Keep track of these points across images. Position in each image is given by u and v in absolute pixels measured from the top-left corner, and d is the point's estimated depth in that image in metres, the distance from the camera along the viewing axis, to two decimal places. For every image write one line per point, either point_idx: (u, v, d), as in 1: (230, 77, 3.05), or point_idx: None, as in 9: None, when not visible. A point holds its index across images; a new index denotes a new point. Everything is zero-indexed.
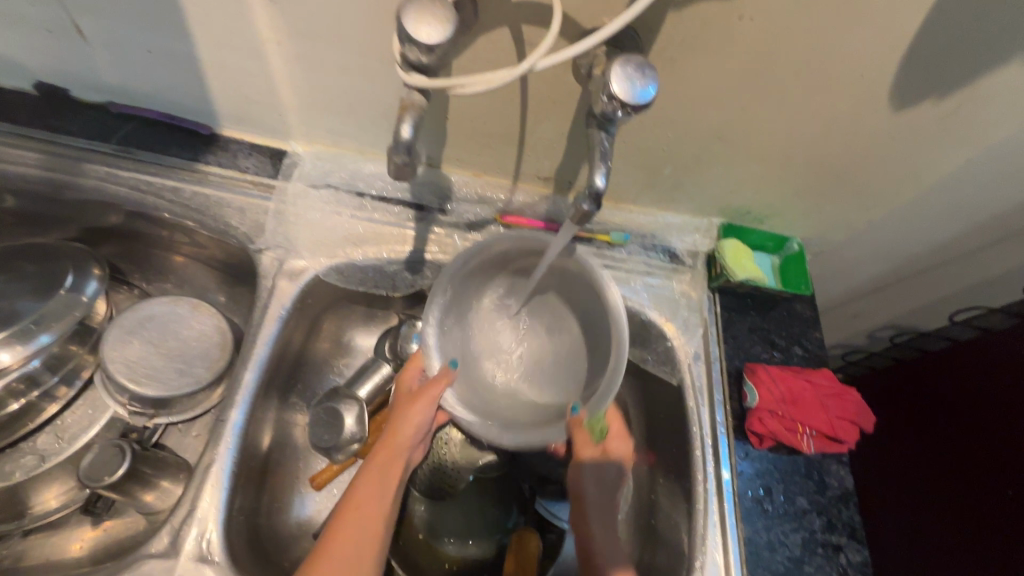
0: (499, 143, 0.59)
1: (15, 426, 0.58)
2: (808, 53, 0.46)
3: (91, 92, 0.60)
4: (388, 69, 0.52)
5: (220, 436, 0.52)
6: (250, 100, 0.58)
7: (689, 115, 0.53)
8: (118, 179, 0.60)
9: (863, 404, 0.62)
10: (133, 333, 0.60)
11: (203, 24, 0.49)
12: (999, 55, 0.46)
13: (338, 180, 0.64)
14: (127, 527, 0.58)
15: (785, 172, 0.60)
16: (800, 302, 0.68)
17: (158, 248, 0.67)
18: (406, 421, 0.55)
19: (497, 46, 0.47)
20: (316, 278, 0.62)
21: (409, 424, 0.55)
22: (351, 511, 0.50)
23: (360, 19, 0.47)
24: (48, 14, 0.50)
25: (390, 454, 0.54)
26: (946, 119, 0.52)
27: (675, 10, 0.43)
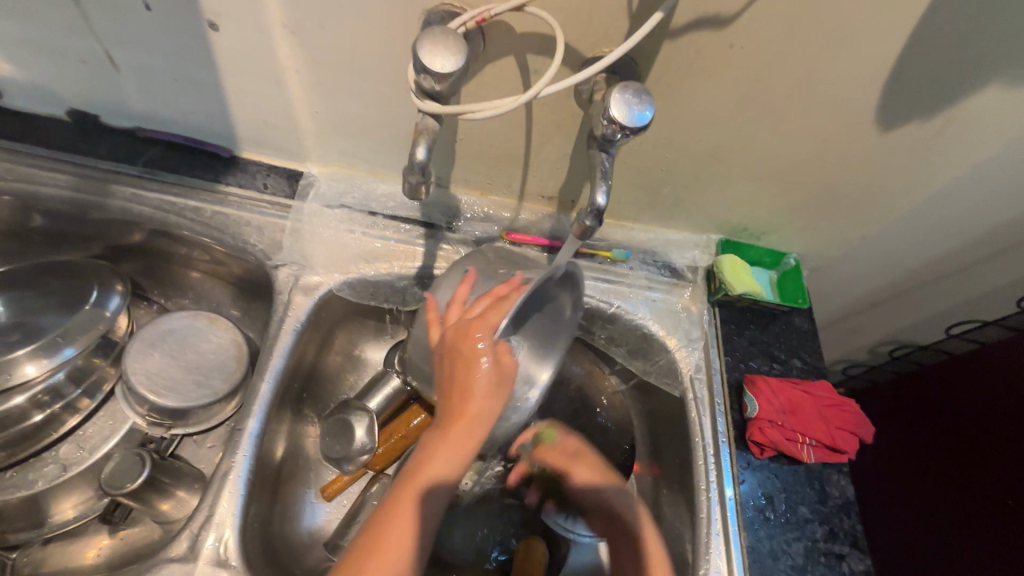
0: (505, 164, 0.62)
1: (37, 437, 0.60)
2: (795, 79, 0.49)
3: (121, 118, 0.64)
4: (402, 96, 0.55)
5: (237, 444, 0.54)
6: (270, 125, 0.62)
7: (686, 138, 0.56)
8: (143, 200, 0.63)
9: (861, 415, 0.63)
10: (154, 345, 0.62)
11: (229, 56, 0.53)
12: (975, 80, 0.49)
13: (351, 201, 0.67)
14: (142, 536, 0.59)
15: (779, 190, 0.63)
16: (798, 316, 0.70)
17: (178, 264, 0.70)
18: (487, 404, 0.48)
19: (503, 74, 0.50)
20: (329, 293, 0.64)
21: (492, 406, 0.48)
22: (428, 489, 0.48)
23: (377, 50, 0.50)
24: (85, 47, 0.54)
25: (469, 433, 0.48)
26: (930, 140, 0.55)
27: (671, 40, 0.46)
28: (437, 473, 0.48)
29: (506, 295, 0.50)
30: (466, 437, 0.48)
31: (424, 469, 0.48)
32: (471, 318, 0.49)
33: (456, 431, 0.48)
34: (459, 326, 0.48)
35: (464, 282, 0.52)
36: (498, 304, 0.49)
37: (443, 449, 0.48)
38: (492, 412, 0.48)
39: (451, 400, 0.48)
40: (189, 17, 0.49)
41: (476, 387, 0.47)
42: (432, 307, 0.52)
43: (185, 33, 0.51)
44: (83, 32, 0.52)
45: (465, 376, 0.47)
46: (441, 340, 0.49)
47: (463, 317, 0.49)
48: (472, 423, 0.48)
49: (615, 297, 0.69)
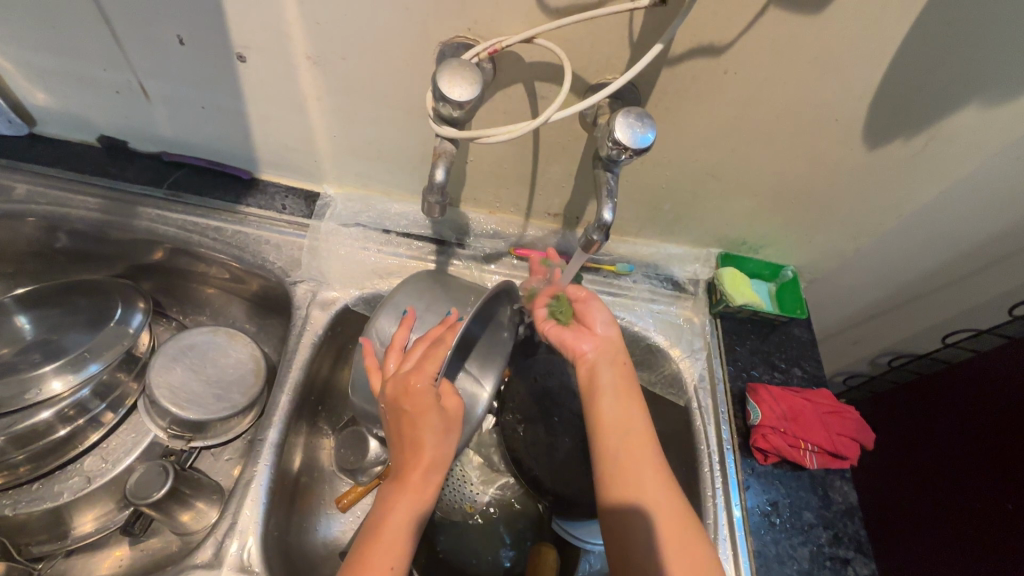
0: (513, 183, 0.65)
1: (63, 450, 0.62)
2: (786, 103, 0.53)
3: (149, 143, 0.67)
4: (417, 121, 0.58)
5: (258, 454, 0.56)
6: (289, 149, 0.65)
7: (685, 158, 0.60)
8: (168, 220, 0.66)
9: (862, 421, 0.65)
10: (176, 360, 0.64)
11: (255, 85, 0.56)
12: (955, 102, 0.52)
13: (366, 219, 0.70)
14: (162, 547, 0.61)
15: (775, 206, 0.66)
16: (797, 326, 0.73)
17: (196, 281, 0.72)
18: (439, 448, 0.50)
19: (513, 99, 0.54)
20: (344, 308, 0.67)
21: (444, 447, 0.50)
22: (397, 546, 0.46)
23: (395, 79, 0.54)
24: (119, 77, 0.58)
25: (426, 480, 0.49)
26: (916, 157, 0.58)
27: (670, 67, 0.50)
28: (401, 522, 0.47)
29: (442, 339, 0.53)
30: (423, 485, 0.49)
31: (386, 523, 0.47)
32: (408, 369, 0.51)
33: (414, 479, 0.48)
34: (398, 378, 0.50)
35: (400, 328, 0.55)
36: (434, 350, 0.52)
37: (402, 498, 0.48)
38: (444, 455, 0.50)
39: (403, 450, 0.49)
40: (219, 51, 0.53)
41: (424, 435, 0.49)
42: (370, 352, 0.54)
43: (216, 66, 0.55)
44: (119, 65, 0.56)
45: (412, 423, 0.49)
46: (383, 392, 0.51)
47: (401, 368, 0.51)
48: (429, 468, 0.49)
49: (619, 309, 0.72)
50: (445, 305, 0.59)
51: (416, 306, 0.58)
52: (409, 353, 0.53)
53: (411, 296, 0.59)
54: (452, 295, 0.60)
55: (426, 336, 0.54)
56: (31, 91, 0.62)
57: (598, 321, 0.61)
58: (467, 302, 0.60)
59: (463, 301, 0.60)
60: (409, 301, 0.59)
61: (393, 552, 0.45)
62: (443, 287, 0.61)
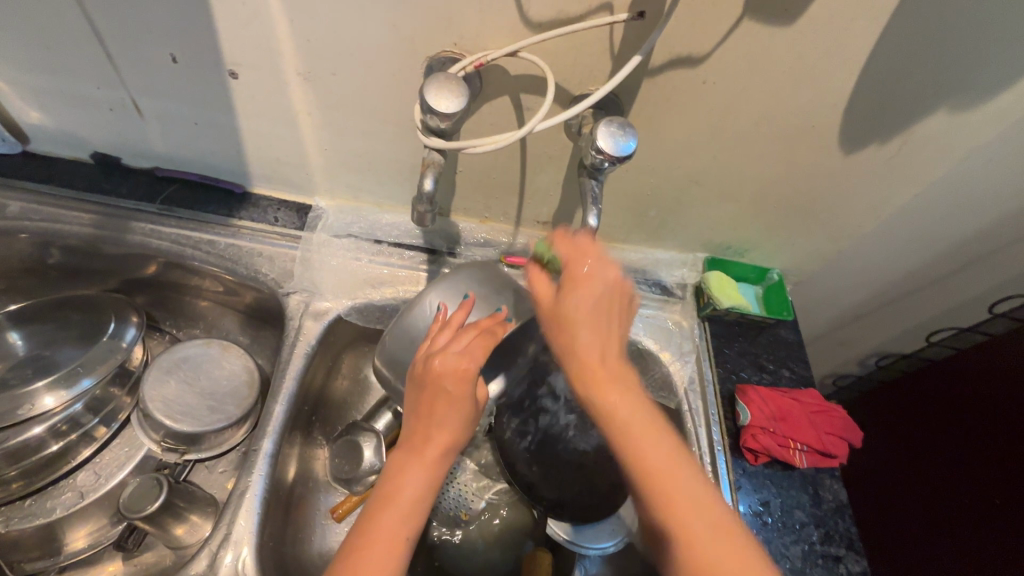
0: (503, 192, 0.66)
1: (55, 465, 0.62)
2: (763, 110, 0.54)
3: (142, 159, 0.68)
4: (405, 134, 0.60)
5: (252, 464, 0.56)
6: (281, 163, 0.66)
7: (668, 164, 0.61)
8: (162, 235, 0.66)
9: (849, 420, 0.67)
10: (170, 372, 0.64)
11: (247, 101, 0.58)
12: (925, 108, 0.54)
13: (358, 230, 0.71)
14: (156, 561, 0.60)
15: (758, 210, 0.67)
16: (784, 327, 0.74)
17: (189, 295, 0.73)
18: (462, 432, 0.48)
19: (499, 111, 0.55)
20: (338, 318, 0.67)
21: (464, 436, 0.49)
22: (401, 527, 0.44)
23: (383, 92, 0.55)
24: (112, 95, 0.59)
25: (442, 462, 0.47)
26: (890, 161, 0.60)
27: (650, 78, 0.51)
28: (411, 495, 0.46)
29: (494, 331, 0.52)
30: (438, 465, 0.47)
31: (394, 494, 0.46)
32: (457, 350, 0.49)
33: (432, 456, 0.47)
34: (447, 356, 0.48)
35: (461, 306, 0.53)
36: (485, 337, 0.51)
37: (416, 469, 0.46)
38: (463, 441, 0.49)
39: (426, 425, 0.47)
40: (211, 68, 0.54)
41: (452, 417, 0.48)
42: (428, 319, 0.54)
43: (207, 83, 0.56)
44: (113, 83, 0.57)
45: (443, 404, 0.47)
46: (422, 363, 0.49)
47: (446, 345, 0.50)
48: (448, 450, 0.48)
49: None
50: (498, 301, 0.56)
51: (476, 292, 0.56)
52: (462, 331, 0.51)
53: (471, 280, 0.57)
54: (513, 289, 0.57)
55: (481, 322, 0.52)
56: (25, 109, 0.63)
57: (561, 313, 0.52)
58: (523, 300, 0.56)
59: (520, 298, 0.57)
60: (469, 284, 0.56)
61: (404, 527, 0.45)
62: (501, 281, 0.58)
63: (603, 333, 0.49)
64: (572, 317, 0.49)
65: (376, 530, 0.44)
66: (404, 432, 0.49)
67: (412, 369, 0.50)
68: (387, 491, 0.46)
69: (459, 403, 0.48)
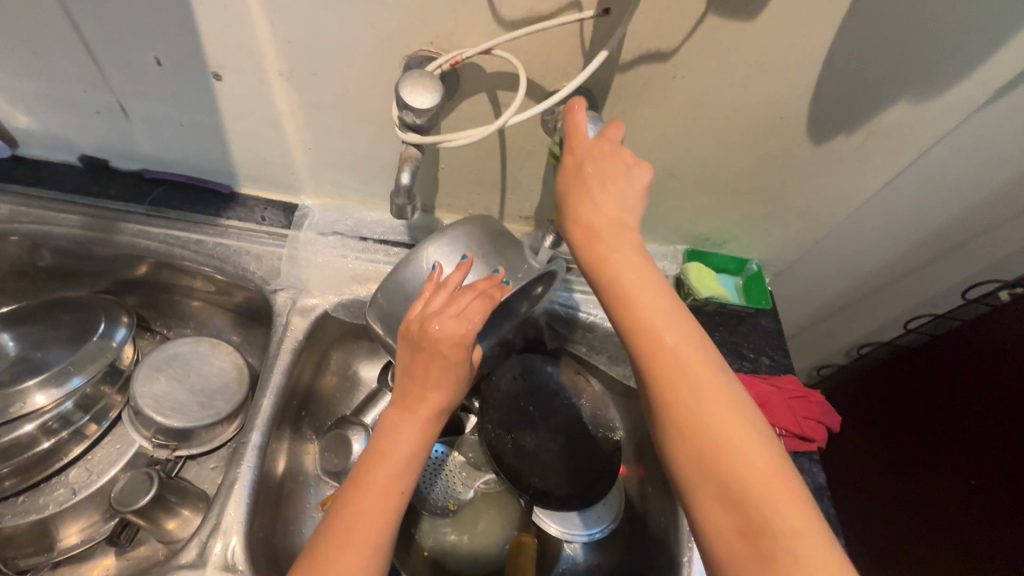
0: (484, 188, 0.68)
1: (47, 462, 0.63)
2: (731, 103, 0.56)
3: (130, 161, 0.70)
4: (386, 132, 0.61)
5: (241, 457, 0.58)
6: (267, 162, 0.67)
7: (644, 158, 0.63)
8: (150, 234, 0.67)
9: (826, 404, 0.68)
10: (160, 369, 0.66)
11: (230, 102, 0.59)
12: (886, 99, 0.56)
13: (343, 228, 0.73)
14: (148, 555, 0.61)
15: (734, 201, 0.69)
16: (764, 316, 0.76)
17: (179, 295, 0.74)
18: (454, 392, 0.49)
19: (476, 108, 0.57)
20: (325, 314, 0.69)
21: (456, 394, 0.50)
22: (395, 484, 0.46)
23: (363, 92, 0.57)
24: (99, 99, 0.60)
25: (432, 421, 0.49)
26: (857, 151, 0.62)
27: (621, 73, 0.53)
28: (405, 452, 0.47)
29: (492, 294, 0.51)
30: (431, 423, 0.49)
31: (388, 452, 0.47)
32: (455, 313, 0.48)
33: (424, 413, 0.48)
34: (444, 318, 0.48)
35: (457, 268, 0.52)
36: (482, 300, 0.50)
37: (410, 428, 0.48)
38: (454, 399, 0.50)
39: (417, 384, 0.48)
40: (195, 70, 0.56)
41: (444, 379, 0.48)
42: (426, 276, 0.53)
43: (192, 86, 0.57)
44: (99, 86, 0.58)
45: (436, 364, 0.48)
46: (419, 323, 0.48)
47: (442, 306, 0.49)
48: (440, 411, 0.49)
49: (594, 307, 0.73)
50: (493, 263, 0.56)
51: (474, 252, 0.56)
52: (459, 293, 0.50)
53: (470, 239, 0.56)
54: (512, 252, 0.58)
55: (478, 284, 0.51)
56: (14, 114, 0.64)
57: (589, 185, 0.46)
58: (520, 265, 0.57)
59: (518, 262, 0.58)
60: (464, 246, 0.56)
61: (399, 480, 0.46)
62: (503, 239, 0.57)
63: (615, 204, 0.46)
64: (581, 187, 0.46)
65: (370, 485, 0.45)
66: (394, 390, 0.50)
67: (407, 328, 0.49)
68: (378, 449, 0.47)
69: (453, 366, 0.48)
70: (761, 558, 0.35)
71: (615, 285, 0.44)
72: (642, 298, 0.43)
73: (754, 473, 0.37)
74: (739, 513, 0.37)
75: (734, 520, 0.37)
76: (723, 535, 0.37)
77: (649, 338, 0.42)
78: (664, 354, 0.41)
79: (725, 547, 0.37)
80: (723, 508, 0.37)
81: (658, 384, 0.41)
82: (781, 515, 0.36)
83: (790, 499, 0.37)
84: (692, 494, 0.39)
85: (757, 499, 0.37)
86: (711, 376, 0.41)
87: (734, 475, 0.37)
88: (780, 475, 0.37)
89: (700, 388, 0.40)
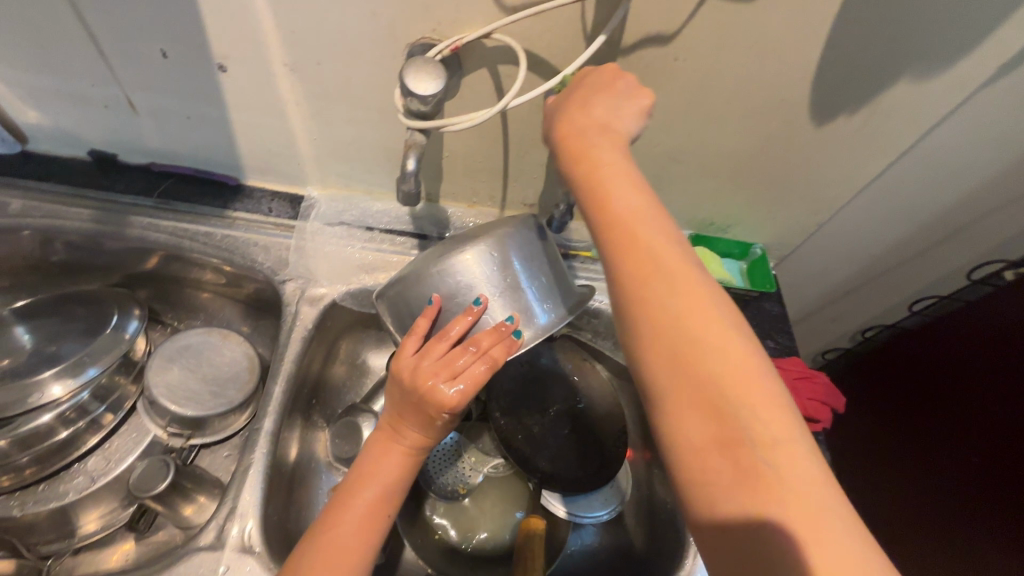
0: (489, 176, 0.68)
1: (65, 451, 0.64)
2: (733, 85, 0.56)
3: (138, 155, 0.70)
4: (390, 121, 0.62)
5: (255, 443, 0.59)
6: (273, 153, 0.68)
7: (647, 142, 0.63)
8: (159, 227, 0.68)
9: (832, 385, 0.69)
10: (172, 360, 0.67)
11: (236, 93, 0.60)
12: (889, 78, 0.56)
13: (349, 218, 0.74)
14: (167, 541, 0.63)
15: (738, 184, 0.69)
16: (768, 299, 0.77)
17: (190, 287, 0.75)
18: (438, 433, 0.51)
19: (480, 94, 0.57)
20: (333, 303, 0.69)
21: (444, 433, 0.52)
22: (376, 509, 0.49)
23: (367, 80, 0.57)
24: (107, 92, 0.61)
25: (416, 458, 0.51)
26: (861, 131, 0.62)
27: (623, 56, 0.53)
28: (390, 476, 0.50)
29: (492, 355, 0.48)
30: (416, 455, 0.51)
31: (375, 474, 0.50)
32: (447, 375, 0.48)
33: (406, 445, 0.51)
34: (436, 378, 0.48)
35: (462, 321, 0.48)
36: (479, 363, 0.48)
37: (395, 456, 0.51)
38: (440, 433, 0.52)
39: (403, 414, 0.50)
40: (200, 62, 0.56)
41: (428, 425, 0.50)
42: (429, 316, 0.49)
43: (198, 77, 0.58)
44: (106, 80, 0.59)
45: (423, 413, 0.49)
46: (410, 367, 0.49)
47: (435, 363, 0.48)
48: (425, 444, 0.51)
49: (599, 293, 0.75)
50: (510, 306, 0.50)
51: (489, 294, 0.49)
52: (458, 351, 0.48)
53: (488, 276, 0.49)
54: (537, 286, 0.51)
55: (482, 342, 0.48)
56: (23, 109, 0.65)
57: (585, 98, 0.46)
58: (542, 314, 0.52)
59: (540, 300, 0.51)
60: (479, 280, 0.49)
61: (384, 499, 0.50)
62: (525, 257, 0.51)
63: (607, 107, 0.46)
64: (581, 98, 0.46)
65: (354, 503, 0.49)
66: (386, 410, 0.52)
67: (399, 373, 0.49)
68: (361, 473, 0.51)
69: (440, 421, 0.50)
70: (742, 471, 0.33)
71: (595, 190, 0.43)
72: (624, 206, 0.42)
73: (736, 380, 0.35)
74: (719, 424, 0.34)
75: (712, 429, 0.34)
76: (698, 445, 0.35)
77: (629, 243, 0.40)
78: (644, 259, 0.40)
79: (699, 458, 0.35)
80: (699, 415, 0.35)
81: (635, 290, 0.39)
82: (762, 424, 0.34)
83: (774, 408, 0.35)
84: (667, 402, 0.37)
85: (738, 406, 0.34)
86: (694, 285, 0.39)
87: (713, 381, 0.35)
88: (764, 386, 0.35)
89: (682, 295, 0.38)
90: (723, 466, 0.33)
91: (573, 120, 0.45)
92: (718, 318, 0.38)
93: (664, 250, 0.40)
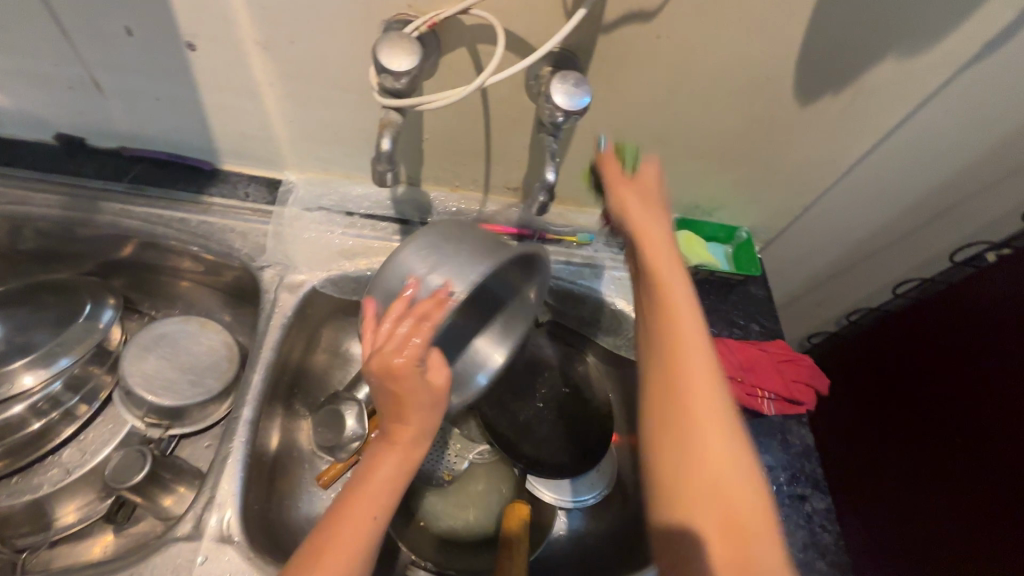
0: (470, 159, 0.67)
1: (38, 443, 0.63)
2: (716, 64, 0.55)
3: (108, 139, 0.68)
4: (368, 102, 0.60)
5: (233, 432, 0.58)
6: (247, 136, 0.66)
7: (631, 124, 0.62)
8: (132, 214, 0.66)
9: (816, 367, 0.69)
10: (149, 349, 0.65)
11: (205, 73, 0.57)
12: (872, 57, 0.55)
13: (328, 203, 0.72)
14: (146, 532, 0.62)
15: (723, 166, 0.68)
16: (753, 283, 0.76)
17: (167, 275, 0.73)
18: (427, 421, 0.47)
19: (458, 72, 0.56)
20: (313, 290, 0.68)
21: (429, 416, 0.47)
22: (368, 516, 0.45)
23: (341, 60, 0.55)
24: (71, 73, 0.58)
25: (406, 454, 0.47)
26: (845, 111, 0.61)
27: (604, 33, 0.52)
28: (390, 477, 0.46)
29: (430, 314, 0.46)
30: (412, 453, 0.47)
31: (373, 478, 0.46)
32: (392, 341, 0.45)
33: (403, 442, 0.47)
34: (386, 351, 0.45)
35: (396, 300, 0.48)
36: (420, 326, 0.46)
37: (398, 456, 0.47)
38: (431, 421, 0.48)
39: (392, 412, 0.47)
40: (168, 41, 0.54)
41: (415, 412, 0.47)
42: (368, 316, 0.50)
43: (165, 56, 0.56)
44: (70, 60, 0.57)
45: (405, 399, 0.46)
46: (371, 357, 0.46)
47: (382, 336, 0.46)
48: (418, 438, 0.47)
49: (583, 279, 0.74)
50: (443, 273, 0.49)
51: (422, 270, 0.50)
52: (394, 327, 0.46)
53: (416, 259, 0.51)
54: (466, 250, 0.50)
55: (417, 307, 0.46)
56: None
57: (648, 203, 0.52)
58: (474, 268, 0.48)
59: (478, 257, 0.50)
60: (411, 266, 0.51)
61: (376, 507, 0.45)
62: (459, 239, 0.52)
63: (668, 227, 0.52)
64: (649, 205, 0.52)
65: (353, 511, 0.44)
66: (377, 411, 0.48)
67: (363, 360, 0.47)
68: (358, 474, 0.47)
69: (405, 398, 0.46)
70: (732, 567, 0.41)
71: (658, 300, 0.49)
72: (681, 318, 0.48)
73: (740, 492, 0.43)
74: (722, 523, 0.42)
75: (715, 527, 0.42)
76: (698, 538, 0.42)
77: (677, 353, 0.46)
78: (687, 370, 0.46)
79: (699, 548, 0.42)
80: (708, 513, 0.42)
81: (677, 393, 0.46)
82: (756, 534, 0.42)
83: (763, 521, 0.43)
84: (681, 494, 0.43)
85: (737, 512, 0.42)
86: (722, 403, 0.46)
87: (723, 488, 0.43)
88: (759, 501, 0.43)
89: (708, 399, 0.45)
90: (717, 543, 0.41)
91: (634, 214, 0.51)
92: (735, 436, 0.45)
93: (700, 358, 0.47)
